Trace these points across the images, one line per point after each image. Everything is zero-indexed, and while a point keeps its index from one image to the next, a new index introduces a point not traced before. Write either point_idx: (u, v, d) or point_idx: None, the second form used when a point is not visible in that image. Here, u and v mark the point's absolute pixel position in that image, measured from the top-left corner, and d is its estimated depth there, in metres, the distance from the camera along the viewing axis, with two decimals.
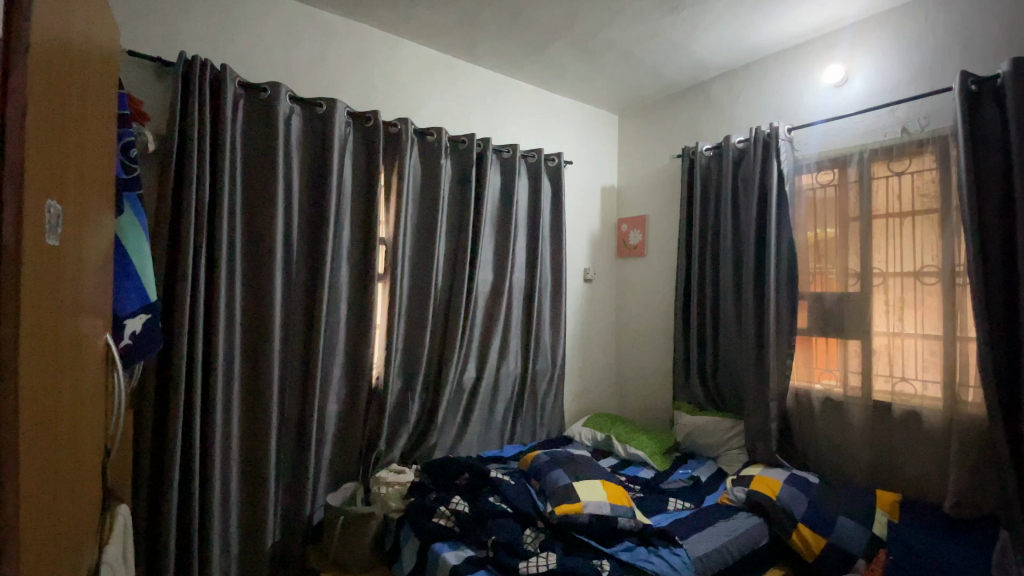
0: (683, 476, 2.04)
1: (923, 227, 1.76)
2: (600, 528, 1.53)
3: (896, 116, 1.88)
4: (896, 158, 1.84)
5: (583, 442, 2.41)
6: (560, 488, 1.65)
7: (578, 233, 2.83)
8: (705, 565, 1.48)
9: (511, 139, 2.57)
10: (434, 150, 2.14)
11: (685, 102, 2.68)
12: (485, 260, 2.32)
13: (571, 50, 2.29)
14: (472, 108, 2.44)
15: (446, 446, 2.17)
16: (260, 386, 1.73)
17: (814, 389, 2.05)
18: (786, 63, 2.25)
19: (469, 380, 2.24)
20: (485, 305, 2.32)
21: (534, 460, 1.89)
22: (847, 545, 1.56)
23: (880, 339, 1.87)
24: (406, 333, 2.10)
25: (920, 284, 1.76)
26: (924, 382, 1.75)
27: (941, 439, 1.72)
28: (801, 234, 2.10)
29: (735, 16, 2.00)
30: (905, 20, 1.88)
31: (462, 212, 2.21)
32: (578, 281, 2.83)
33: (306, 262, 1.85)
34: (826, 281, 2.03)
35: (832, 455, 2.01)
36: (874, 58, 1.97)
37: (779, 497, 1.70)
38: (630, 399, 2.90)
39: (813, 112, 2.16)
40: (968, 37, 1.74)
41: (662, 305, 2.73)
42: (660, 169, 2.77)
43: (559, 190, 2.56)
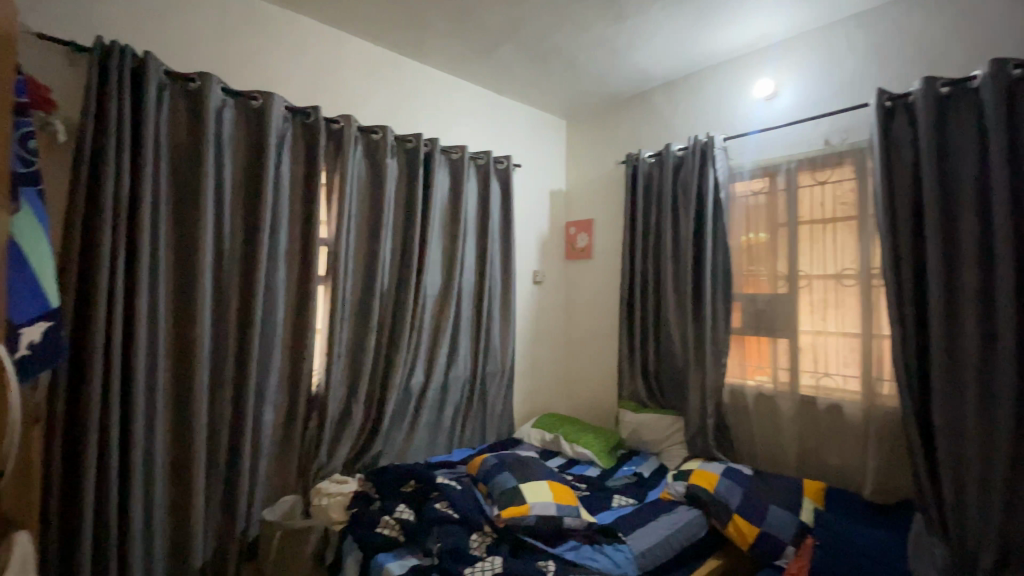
0: (627, 473, 2.09)
1: (843, 232, 1.90)
2: (546, 529, 1.53)
3: (819, 129, 2.02)
4: (819, 168, 1.97)
5: (532, 443, 2.42)
6: (507, 492, 1.64)
7: (527, 236, 2.85)
8: (647, 560, 1.52)
9: (460, 140, 2.55)
10: (379, 149, 2.09)
11: (630, 109, 2.76)
12: (433, 262, 2.28)
13: (519, 54, 2.30)
14: (419, 107, 2.40)
15: (392, 453, 2.11)
16: (189, 395, 1.62)
17: (748, 386, 2.16)
18: (722, 75, 2.36)
19: (417, 385, 2.20)
20: (434, 308, 2.29)
21: (482, 463, 1.88)
22: (778, 533, 1.65)
23: (805, 337, 1.99)
24: (350, 337, 2.03)
25: (840, 285, 1.89)
26: (845, 376, 1.88)
27: (859, 429, 1.86)
28: (735, 238, 2.22)
29: (675, 29, 2.08)
30: (826, 40, 2.03)
31: (409, 214, 2.16)
32: (527, 283, 2.84)
33: (240, 264, 1.75)
34: (757, 283, 2.14)
35: (764, 448, 2.12)
36: (800, 73, 2.10)
37: (717, 490, 1.78)
38: (579, 400, 2.94)
39: (747, 122, 2.27)
40: (882, 57, 1.89)
41: (608, 306, 2.80)
42: (607, 174, 2.84)
43: (508, 193, 2.56)
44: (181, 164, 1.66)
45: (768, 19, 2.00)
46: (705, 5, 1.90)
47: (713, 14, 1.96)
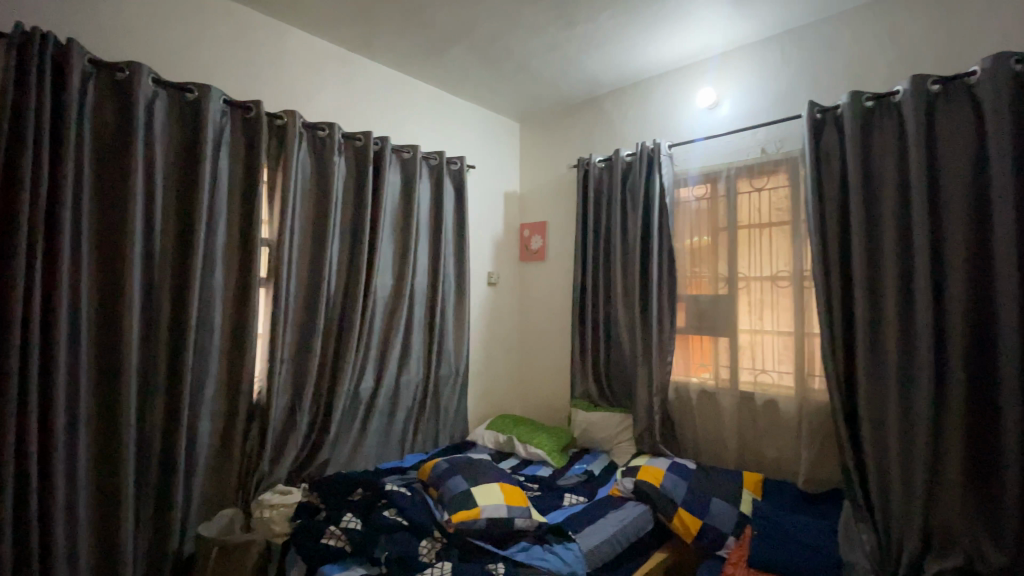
0: (578, 472, 2.13)
1: (777, 237, 2.00)
2: (497, 531, 1.53)
3: (756, 138, 2.12)
4: (756, 175, 2.08)
5: (485, 445, 2.42)
6: (457, 496, 1.63)
7: (481, 237, 2.84)
8: (595, 557, 1.55)
9: (412, 140, 2.52)
10: (326, 147, 2.02)
11: (581, 113, 2.81)
12: (383, 263, 2.23)
13: (471, 55, 2.30)
14: (369, 105, 2.35)
15: (340, 461, 2.05)
16: (116, 406, 1.51)
17: (691, 383, 2.24)
18: (668, 84, 2.45)
19: (367, 389, 2.14)
20: (385, 310, 2.24)
21: (433, 468, 1.86)
22: (719, 524, 1.72)
23: (744, 336, 2.09)
24: (294, 341, 1.97)
25: (776, 287, 2.00)
26: (780, 373, 1.99)
27: (793, 422, 1.97)
28: (680, 242, 2.30)
29: (624, 37, 2.13)
30: (762, 54, 2.14)
31: (358, 214, 2.11)
32: (482, 284, 2.84)
33: (173, 265, 1.66)
34: (701, 284, 2.23)
35: (706, 443, 2.22)
36: (739, 84, 2.21)
37: (662, 485, 1.85)
38: (533, 400, 2.97)
39: (691, 129, 2.36)
40: (813, 72, 2.01)
41: (562, 307, 2.83)
42: (560, 177, 2.88)
43: (461, 194, 2.55)
44: (107, 157, 1.54)
45: (709, 32, 2.09)
46: (651, 15, 1.96)
47: (658, 24, 2.03)
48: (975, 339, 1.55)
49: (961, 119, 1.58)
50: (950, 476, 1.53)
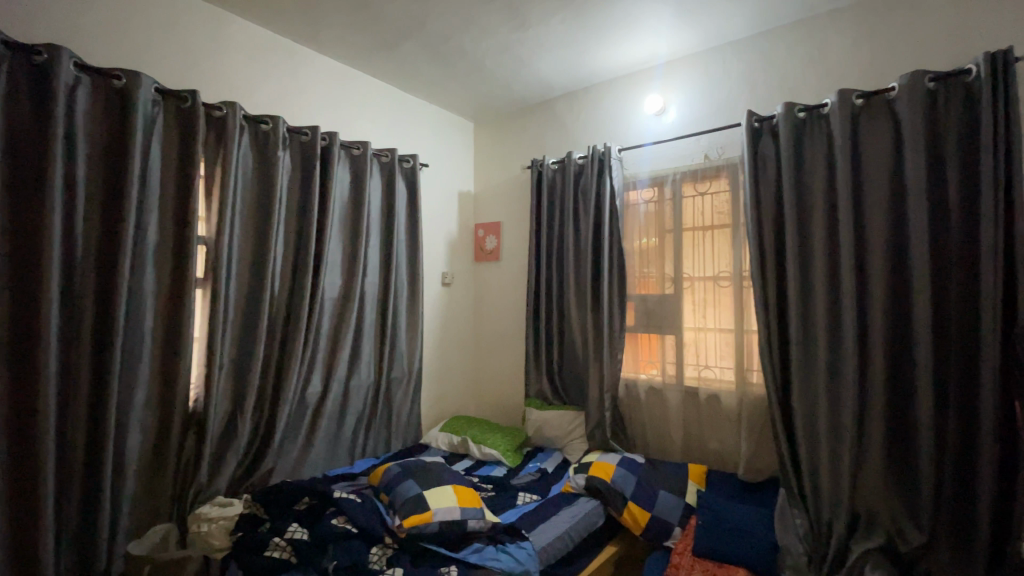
0: (532, 471, 2.15)
1: (719, 239, 2.10)
2: (449, 534, 1.52)
3: (700, 144, 2.22)
4: (699, 180, 2.17)
5: (439, 447, 2.40)
6: (410, 500, 1.60)
7: (435, 237, 2.81)
8: (548, 554, 1.57)
9: (361, 137, 2.45)
10: (269, 141, 1.93)
11: (534, 115, 2.84)
12: (332, 263, 2.16)
13: (423, 52, 2.27)
14: (316, 99, 2.27)
15: (286, 469, 1.97)
16: (30, 420, 1.38)
17: (640, 380, 2.32)
18: (618, 88, 2.51)
19: (314, 394, 2.07)
20: (333, 312, 2.17)
21: (384, 473, 1.82)
22: (666, 515, 1.79)
23: (689, 334, 2.18)
24: (234, 345, 1.87)
25: (718, 287, 2.10)
26: (722, 367, 2.09)
27: (734, 415, 2.07)
28: (630, 243, 2.37)
29: (575, 41, 2.17)
30: (706, 63, 2.24)
31: (304, 212, 2.03)
32: (436, 285, 2.80)
33: (96, 265, 1.53)
34: (649, 284, 2.31)
35: (654, 437, 2.31)
36: (684, 92, 2.30)
37: (613, 480, 1.90)
38: (487, 400, 2.97)
39: (639, 134, 2.43)
40: (751, 82, 2.12)
41: (516, 307, 2.85)
42: (513, 178, 2.89)
43: (413, 193, 2.51)
44: (18, 147, 1.40)
45: (656, 41, 2.17)
46: (601, 21, 2.01)
47: (608, 31, 2.08)
48: (894, 335, 1.69)
49: (882, 132, 1.71)
50: (872, 462, 1.66)
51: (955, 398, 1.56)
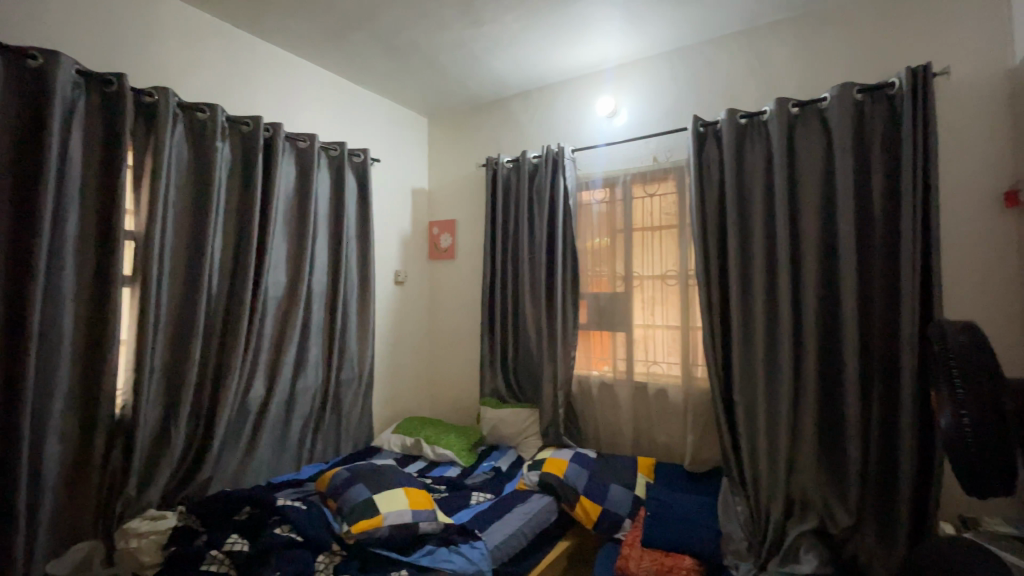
0: (486, 470, 2.15)
1: (666, 239, 2.18)
2: (400, 538, 1.49)
3: (649, 147, 2.29)
4: (648, 182, 2.24)
5: (391, 450, 2.34)
6: (358, 505, 1.56)
7: (388, 234, 2.74)
8: (501, 553, 1.57)
9: (308, 129, 2.36)
10: (207, 131, 1.82)
11: (489, 113, 2.83)
12: (276, 260, 2.07)
13: (374, 44, 2.21)
14: (258, 89, 2.16)
15: (225, 479, 1.86)
16: None
17: (592, 376, 2.37)
18: (571, 90, 2.55)
19: (257, 398, 1.98)
20: (278, 312, 2.08)
21: (332, 478, 1.76)
22: (617, 508, 1.84)
23: (638, 331, 2.24)
24: (166, 347, 1.76)
25: (665, 285, 2.17)
26: (668, 363, 2.16)
27: (680, 408, 2.16)
28: (582, 243, 2.41)
29: (529, 41, 2.17)
30: (654, 68, 2.31)
31: (245, 206, 1.93)
32: (388, 284, 2.74)
33: (5, 262, 1.39)
34: (601, 282, 2.35)
35: (605, 432, 2.36)
36: (634, 95, 2.36)
37: (566, 475, 1.93)
38: (442, 400, 2.93)
39: (592, 135, 2.47)
40: (697, 87, 2.20)
41: (471, 306, 2.83)
42: (467, 176, 2.87)
43: (364, 189, 2.44)
44: None
45: (607, 44, 2.21)
46: (554, 22, 2.02)
47: (561, 32, 2.10)
48: (825, 330, 1.80)
49: (815, 139, 1.82)
50: (805, 451, 1.76)
51: (878, 388, 1.69)
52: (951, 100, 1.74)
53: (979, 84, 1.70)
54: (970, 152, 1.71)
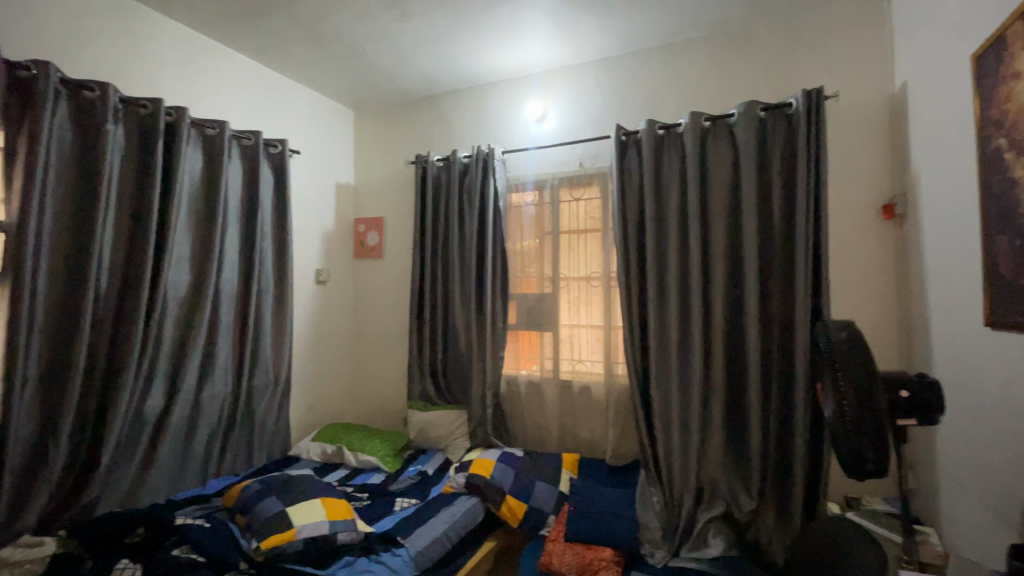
0: (412, 474, 2.10)
1: (591, 242, 2.25)
2: (315, 551, 1.43)
3: (576, 152, 2.35)
4: (574, 187, 2.31)
5: (311, 458, 2.24)
6: (269, 519, 1.47)
7: (309, 231, 2.61)
8: (424, 558, 1.55)
9: (218, 116, 2.19)
10: (95, 112, 1.63)
11: (418, 110, 2.77)
12: (178, 258, 1.90)
13: (294, 29, 2.09)
14: (159, 69, 1.97)
15: (115, 499, 1.69)
16: None
17: (520, 375, 2.40)
18: (501, 92, 2.56)
19: (155, 407, 1.81)
20: (180, 314, 1.91)
21: (241, 492, 1.64)
22: (541, 505, 1.88)
23: (564, 330, 2.30)
24: (43, 355, 1.56)
25: (590, 286, 2.24)
26: (592, 361, 2.24)
27: (603, 405, 2.24)
28: (511, 244, 2.43)
29: (458, 39, 2.16)
30: (581, 76, 2.37)
31: (142, 197, 1.75)
32: (309, 283, 2.60)
33: None
34: (529, 283, 2.39)
35: (532, 430, 2.41)
36: (562, 101, 2.42)
37: (492, 475, 1.94)
38: (367, 403, 2.84)
39: (520, 138, 2.50)
40: (620, 97, 2.29)
41: (398, 306, 2.77)
42: (395, 173, 2.80)
43: (281, 183, 2.30)
44: None
45: (535, 49, 2.25)
46: (484, 22, 2.02)
47: (490, 33, 2.10)
48: (731, 330, 1.94)
49: (724, 151, 1.96)
50: (713, 442, 1.89)
51: (776, 382, 1.85)
52: (838, 122, 1.94)
53: (862, 109, 1.91)
54: (852, 170, 1.93)
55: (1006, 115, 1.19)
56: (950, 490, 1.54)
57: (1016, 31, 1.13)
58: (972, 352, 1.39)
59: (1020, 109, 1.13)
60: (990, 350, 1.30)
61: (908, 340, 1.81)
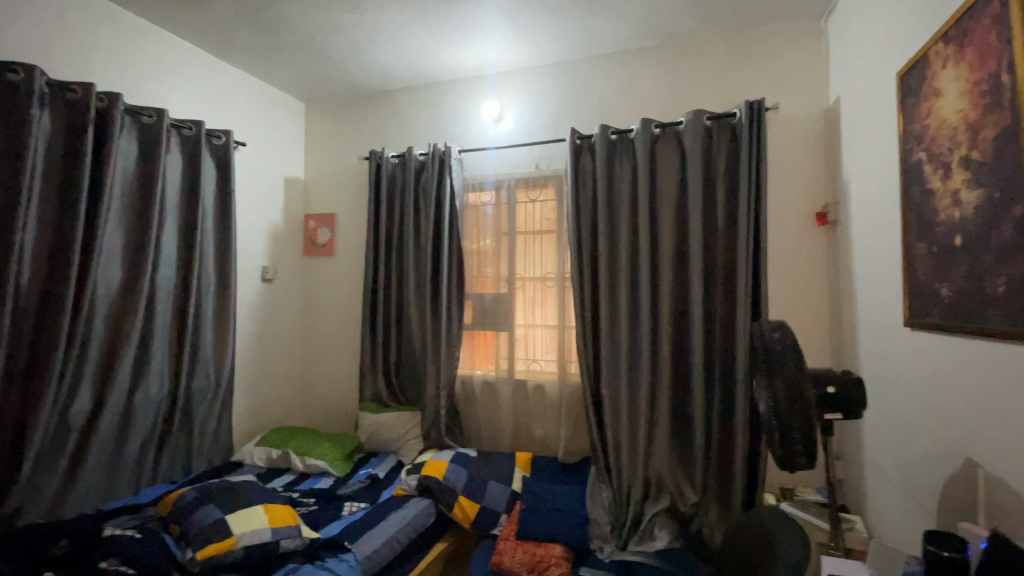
0: (361, 478, 2.06)
1: (547, 242, 2.28)
2: (255, 560, 1.38)
3: (532, 154, 2.38)
4: (530, 188, 2.33)
5: (255, 464, 2.15)
6: (206, 528, 1.40)
7: (255, 227, 2.51)
8: (373, 561, 1.53)
9: (156, 103, 2.07)
10: (16, 95, 1.51)
11: (373, 105, 2.72)
12: (108, 253, 1.78)
13: (240, 16, 2.00)
14: (90, 51, 1.84)
15: (34, 511, 1.57)
16: None
17: (475, 375, 2.40)
18: (458, 90, 2.54)
19: (82, 413, 1.69)
20: (111, 313, 1.79)
21: (177, 500, 1.56)
22: (493, 504, 1.89)
23: (519, 330, 2.32)
24: None
25: (545, 287, 2.27)
26: (546, 360, 2.27)
27: (556, 404, 2.27)
28: (467, 243, 2.43)
29: (415, 35, 2.13)
30: (537, 79, 2.40)
31: (69, 187, 1.63)
32: (254, 281, 2.50)
33: None
34: (485, 283, 2.39)
35: (487, 430, 2.41)
36: (518, 102, 2.43)
37: (445, 476, 1.93)
38: (317, 406, 2.76)
39: (477, 137, 2.50)
40: (575, 101, 2.33)
41: (350, 304, 2.71)
42: (349, 168, 2.74)
43: (226, 175, 2.20)
44: None
45: (492, 49, 2.25)
46: (441, 19, 2.00)
47: (447, 30, 2.09)
48: (678, 330, 2.02)
49: (673, 158, 2.03)
50: (660, 438, 1.96)
51: (719, 380, 1.93)
52: (778, 132, 2.05)
53: (799, 121, 2.02)
54: (789, 179, 2.04)
55: (926, 130, 1.30)
56: (874, 480, 1.65)
57: (938, 53, 1.23)
58: (894, 351, 1.51)
59: (939, 125, 1.23)
60: (910, 349, 1.41)
61: (838, 340, 1.93)
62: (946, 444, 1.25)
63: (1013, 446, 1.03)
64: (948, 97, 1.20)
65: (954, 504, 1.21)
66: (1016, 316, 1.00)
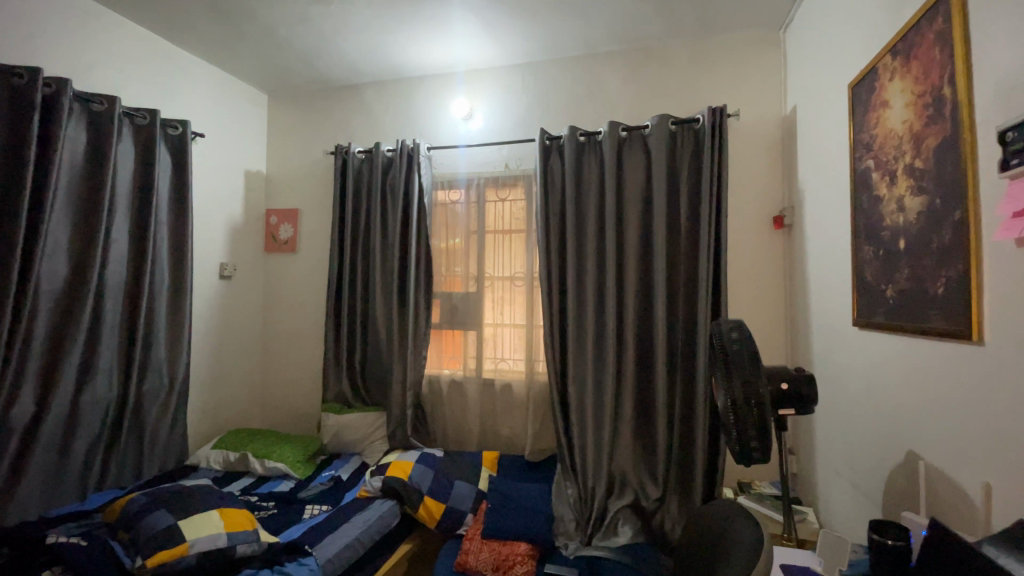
0: (324, 480, 2.01)
1: (516, 241, 2.29)
2: (209, 566, 1.33)
3: (501, 153, 2.39)
4: (499, 187, 2.34)
5: (211, 468, 2.08)
6: (157, 534, 1.34)
7: (213, 222, 2.42)
8: (335, 565, 1.50)
9: (107, 90, 1.97)
10: None
11: (340, 99, 2.66)
12: (53, 247, 1.69)
13: (198, 2, 1.92)
14: (34, 32, 1.74)
15: None
16: None
17: (443, 375, 2.39)
18: (427, 87, 2.52)
19: (23, 414, 1.60)
20: (57, 311, 1.70)
21: (126, 506, 1.49)
22: (459, 504, 1.88)
23: (488, 329, 2.32)
24: None
25: (513, 286, 2.28)
26: (514, 359, 2.28)
27: (523, 402, 2.29)
28: (435, 242, 2.41)
29: (384, 29, 2.10)
30: (507, 78, 2.40)
31: (11, 177, 1.53)
32: (212, 278, 2.41)
33: None
34: (453, 282, 2.38)
35: (454, 429, 2.40)
36: (488, 100, 2.43)
37: (410, 477, 1.91)
38: (278, 406, 2.69)
39: (446, 135, 2.48)
40: (544, 101, 2.35)
41: (314, 302, 2.65)
42: (314, 164, 2.67)
43: (182, 167, 2.11)
44: None
45: (462, 47, 2.24)
46: (410, 14, 1.98)
47: (416, 26, 2.07)
48: (642, 329, 2.06)
49: (639, 161, 2.07)
50: (623, 435, 2.00)
51: (682, 378, 1.98)
52: (739, 138, 2.12)
53: (758, 128, 2.10)
54: (749, 183, 2.11)
55: (874, 139, 1.37)
56: (824, 472, 1.73)
57: (886, 65, 1.29)
58: (843, 349, 1.58)
59: (886, 134, 1.30)
60: (857, 347, 1.48)
61: (793, 338, 2.01)
62: (890, 437, 1.32)
63: (949, 438, 1.10)
64: (895, 107, 1.26)
65: (897, 494, 1.28)
66: (953, 316, 1.06)
